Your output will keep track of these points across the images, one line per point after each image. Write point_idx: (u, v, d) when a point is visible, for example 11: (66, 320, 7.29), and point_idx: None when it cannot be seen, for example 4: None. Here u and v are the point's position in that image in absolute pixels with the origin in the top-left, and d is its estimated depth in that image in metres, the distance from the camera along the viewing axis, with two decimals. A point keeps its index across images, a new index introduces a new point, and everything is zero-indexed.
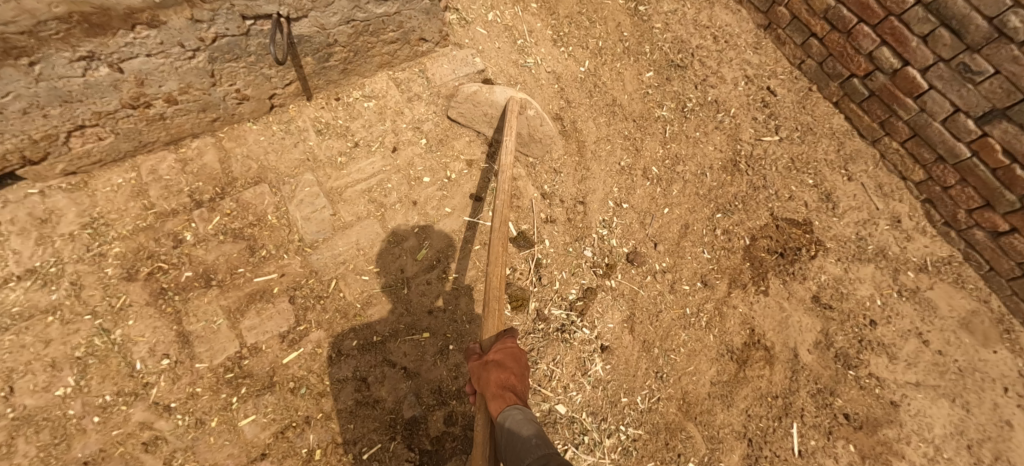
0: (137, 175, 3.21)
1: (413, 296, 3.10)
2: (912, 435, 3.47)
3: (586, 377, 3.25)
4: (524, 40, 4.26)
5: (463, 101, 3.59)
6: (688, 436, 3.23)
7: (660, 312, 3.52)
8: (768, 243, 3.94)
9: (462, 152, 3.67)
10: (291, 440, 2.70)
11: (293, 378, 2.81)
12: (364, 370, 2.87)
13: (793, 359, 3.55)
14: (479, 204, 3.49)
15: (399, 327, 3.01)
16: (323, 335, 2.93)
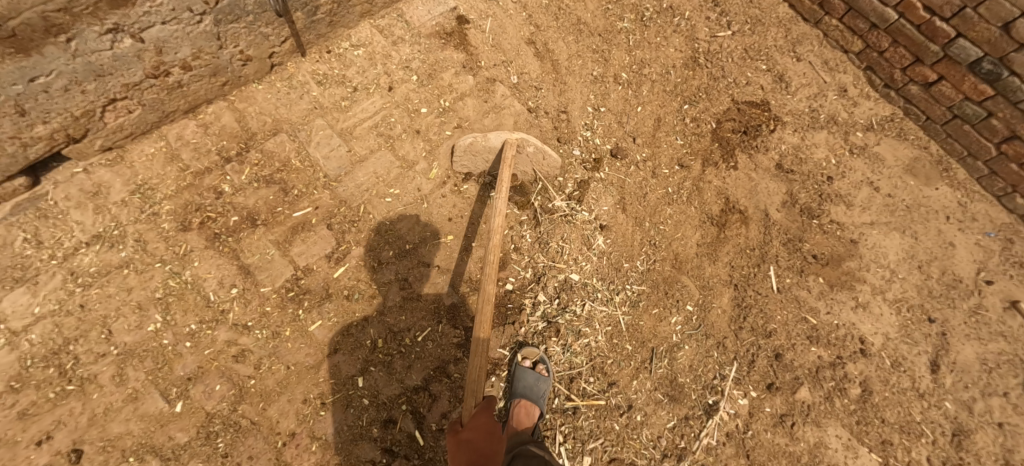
0: (166, 143, 3.55)
1: (433, 209, 3.57)
2: (871, 264, 4.08)
3: (593, 250, 3.80)
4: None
5: (462, 153, 3.57)
6: (684, 285, 3.81)
7: (647, 194, 4.05)
8: (733, 125, 4.43)
9: (451, 83, 4.07)
10: (357, 335, 3.20)
11: (346, 287, 3.30)
12: (405, 272, 3.37)
13: (763, 217, 4.12)
14: (474, 125, 3.96)
15: (426, 235, 3.48)
16: (362, 250, 3.40)
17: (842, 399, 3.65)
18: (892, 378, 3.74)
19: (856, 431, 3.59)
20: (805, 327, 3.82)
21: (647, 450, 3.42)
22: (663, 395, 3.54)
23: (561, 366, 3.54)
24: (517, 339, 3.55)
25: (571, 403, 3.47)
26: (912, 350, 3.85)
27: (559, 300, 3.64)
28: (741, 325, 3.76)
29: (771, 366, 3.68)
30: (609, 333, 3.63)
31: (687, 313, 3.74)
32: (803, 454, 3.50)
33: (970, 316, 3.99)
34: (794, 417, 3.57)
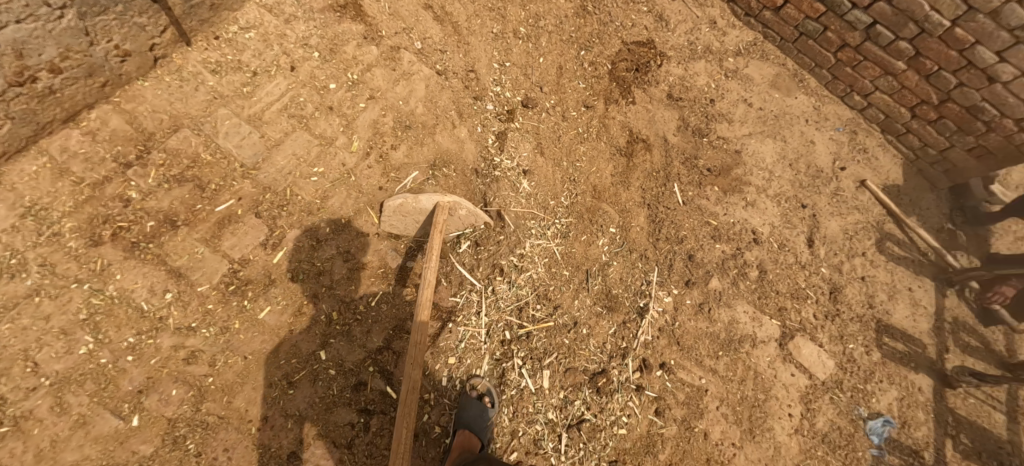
0: (49, 157, 3.23)
1: (363, 182, 3.86)
2: (753, 168, 4.80)
3: (522, 194, 4.30)
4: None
5: (392, 213, 3.71)
6: (604, 212, 4.43)
7: (560, 136, 4.55)
8: (626, 64, 4.85)
9: (356, 56, 4.04)
10: (311, 313, 3.48)
11: (287, 271, 3.52)
12: (345, 246, 3.68)
13: (663, 144, 4.72)
14: (388, 98, 4.08)
15: (360, 207, 3.81)
16: (297, 232, 3.61)
17: (745, 281, 4.49)
18: (778, 257, 4.61)
19: (757, 305, 4.44)
20: (709, 231, 4.57)
21: (597, 352, 4.05)
22: (601, 305, 4.19)
23: (510, 297, 4.08)
24: (468, 283, 4.08)
25: (525, 325, 4.04)
26: (790, 232, 4.71)
27: (499, 243, 4.18)
28: (658, 239, 4.46)
29: (685, 266, 4.43)
30: (547, 263, 4.22)
31: (611, 235, 4.39)
32: (718, 330, 4.30)
33: (831, 199, 4.86)
34: (709, 304, 4.35)
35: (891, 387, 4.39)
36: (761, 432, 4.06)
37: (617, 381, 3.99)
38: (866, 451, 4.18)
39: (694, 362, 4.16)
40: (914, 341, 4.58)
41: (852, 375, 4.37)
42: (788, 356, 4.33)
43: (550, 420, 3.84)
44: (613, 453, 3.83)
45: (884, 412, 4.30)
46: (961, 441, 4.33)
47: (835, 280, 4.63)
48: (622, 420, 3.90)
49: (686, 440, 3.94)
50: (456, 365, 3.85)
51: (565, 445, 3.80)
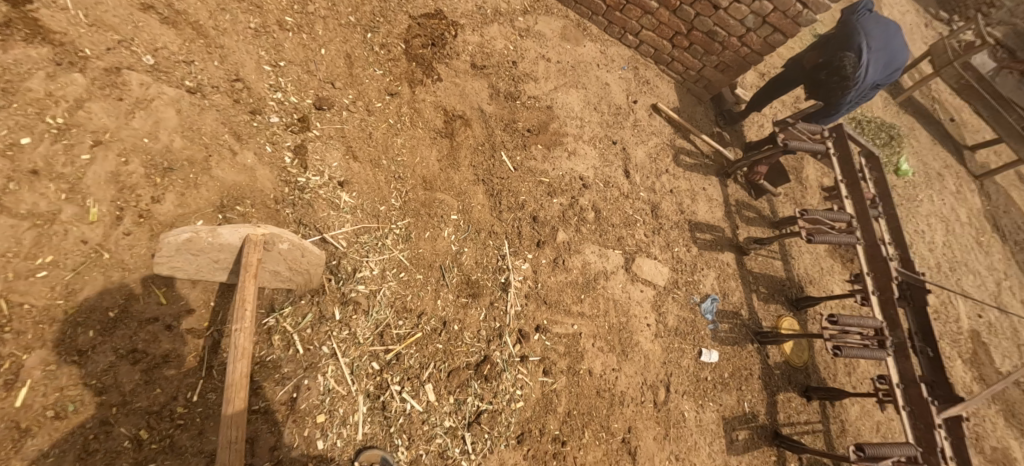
0: None
1: (125, 255, 3.33)
2: (566, 118, 5.16)
3: (344, 210, 4.14)
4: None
5: (175, 253, 3.28)
6: (441, 200, 4.53)
7: (372, 134, 4.41)
8: (420, 40, 4.82)
9: (54, 94, 3.30)
10: (108, 444, 3.07)
11: (47, 408, 2.99)
12: (127, 344, 3.25)
13: (481, 115, 4.85)
14: (121, 133, 3.45)
15: (127, 294, 3.31)
16: (45, 352, 3.05)
17: (585, 226, 4.96)
18: (604, 193, 5.11)
19: (601, 242, 4.97)
20: (543, 188, 4.90)
21: (474, 343, 4.27)
22: (465, 296, 4.37)
23: (367, 327, 3.98)
24: (318, 319, 3.85)
25: (392, 347, 4.00)
26: (610, 170, 5.21)
27: (342, 271, 4.01)
28: (502, 209, 4.71)
29: (532, 228, 4.77)
30: (395, 274, 4.19)
31: (455, 222, 4.52)
32: (574, 277, 4.79)
33: (635, 129, 5.44)
34: (562, 256, 4.80)
35: (712, 272, 5.32)
36: (632, 350, 4.77)
37: (502, 362, 4.29)
38: (706, 329, 5.13)
39: (564, 314, 4.65)
40: (716, 229, 5.49)
41: (683, 274, 5.20)
42: (633, 277, 4.99)
43: (448, 427, 3.97)
44: (518, 427, 4.18)
45: (709, 293, 5.26)
46: (764, 293, 5.50)
47: (653, 201, 5.28)
48: (516, 394, 4.25)
49: (574, 384, 4.48)
50: (327, 421, 3.65)
51: (472, 445, 3.99)
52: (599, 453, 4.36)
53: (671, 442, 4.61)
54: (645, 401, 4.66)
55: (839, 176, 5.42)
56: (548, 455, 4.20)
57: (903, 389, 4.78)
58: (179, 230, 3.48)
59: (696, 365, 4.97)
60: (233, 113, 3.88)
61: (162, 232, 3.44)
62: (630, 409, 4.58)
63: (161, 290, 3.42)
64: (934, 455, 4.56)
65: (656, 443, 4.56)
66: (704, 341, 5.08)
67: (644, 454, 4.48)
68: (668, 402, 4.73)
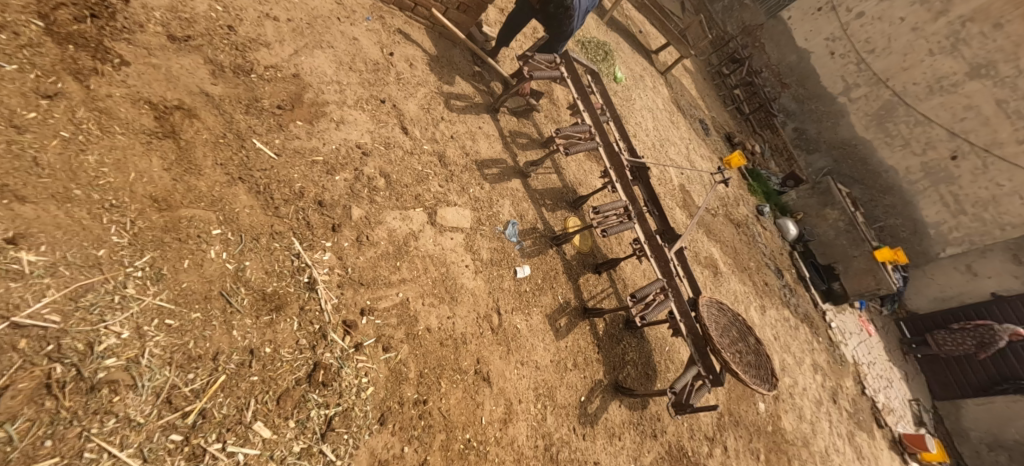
0: None
1: None
2: (321, 86, 4.90)
3: (33, 275, 3.23)
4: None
5: None
6: (190, 216, 3.84)
7: (37, 160, 3.45)
8: (70, 14, 3.91)
9: None
10: None
11: None
12: None
13: (207, 100, 4.24)
14: None
15: None
16: None
17: (378, 194, 4.81)
18: (388, 155, 5.02)
19: (399, 205, 4.91)
20: (320, 167, 4.57)
21: (296, 356, 3.91)
22: (266, 314, 3.90)
23: (144, 400, 3.30)
24: (55, 422, 3.07)
25: (191, 406, 3.41)
26: (388, 130, 5.15)
27: (71, 352, 3.20)
28: (276, 204, 4.24)
29: (322, 215, 4.43)
30: (159, 325, 3.48)
31: (220, 237, 3.91)
32: (384, 247, 4.67)
33: (399, 82, 5.48)
34: (364, 232, 4.60)
35: (506, 200, 5.79)
36: (460, 293, 4.97)
37: (338, 361, 4.06)
38: (515, 250, 5.61)
39: (385, 286, 4.55)
40: (499, 162, 5.96)
41: (481, 210, 5.52)
42: (440, 228, 5.10)
43: (299, 450, 3.68)
44: (377, 411, 4.10)
45: (508, 219, 5.71)
46: (550, 205, 6.23)
47: (439, 150, 5.46)
48: (363, 384, 4.11)
49: (418, 346, 4.51)
50: None
51: (334, 451, 3.79)
52: (459, 393, 4.58)
53: (515, 355, 5.09)
54: (484, 331, 4.98)
55: (575, 94, 6.12)
56: (414, 420, 4.24)
57: (648, 242, 6.03)
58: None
59: (516, 283, 5.46)
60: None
61: None
62: (473, 344, 4.85)
63: None
64: (672, 278, 5.82)
65: (503, 361, 4.98)
66: (517, 261, 5.58)
67: (496, 375, 4.87)
68: (503, 324, 5.15)
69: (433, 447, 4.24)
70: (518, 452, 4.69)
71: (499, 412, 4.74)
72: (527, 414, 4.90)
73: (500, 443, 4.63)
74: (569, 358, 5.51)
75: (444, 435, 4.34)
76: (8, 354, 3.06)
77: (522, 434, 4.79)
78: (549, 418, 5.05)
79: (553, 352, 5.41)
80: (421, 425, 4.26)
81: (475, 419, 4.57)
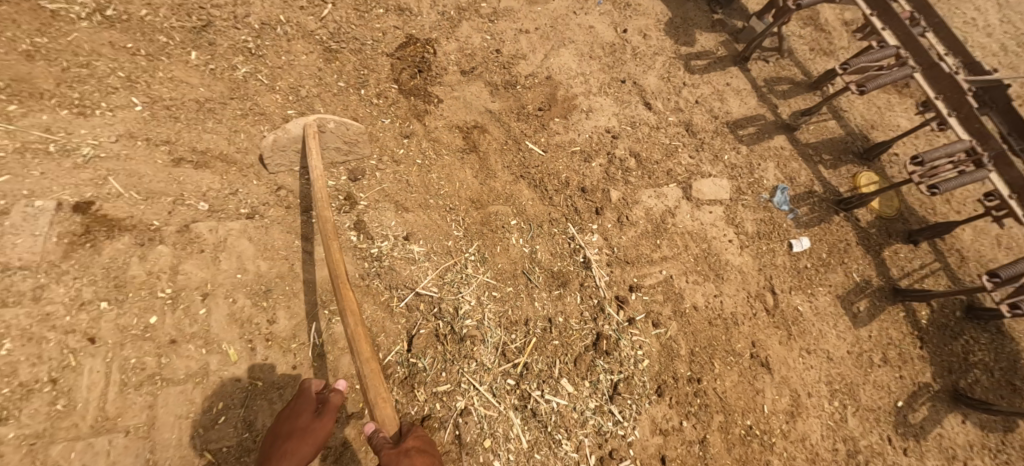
0: None
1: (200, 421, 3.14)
2: (574, 83, 5.11)
3: (421, 260, 4.15)
4: (7, 104, 3.28)
5: (272, 152, 3.82)
6: (497, 212, 4.50)
7: (408, 183, 4.37)
8: (408, 57, 4.57)
9: (138, 273, 3.25)
10: None
11: None
12: None
13: (490, 116, 4.72)
14: (179, 294, 3.31)
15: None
16: None
17: (631, 174, 4.96)
18: (636, 134, 5.13)
19: (652, 183, 4.98)
20: (578, 156, 4.90)
21: (584, 326, 4.28)
22: (557, 288, 4.37)
23: (489, 352, 3.99)
24: (447, 360, 3.91)
25: (518, 359, 4.03)
26: (632, 109, 5.23)
27: (447, 314, 4.03)
28: (551, 195, 4.70)
29: (586, 200, 4.76)
30: (488, 296, 4.19)
31: (516, 227, 4.50)
32: (643, 226, 4.79)
33: (636, 59, 5.43)
34: (625, 212, 4.79)
35: (769, 162, 5.27)
36: (725, 271, 4.77)
37: (615, 332, 4.29)
38: (788, 221, 5.05)
39: (648, 263, 4.66)
40: (759, 118, 5.47)
41: (742, 178, 5.17)
42: (695, 203, 4.98)
43: (593, 406, 4.00)
44: (653, 381, 4.21)
45: (775, 185, 5.19)
46: (829, 159, 5.38)
47: (686, 120, 5.32)
48: (640, 355, 4.26)
49: (686, 325, 4.49)
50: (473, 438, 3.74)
51: (621, 413, 4.03)
52: (735, 376, 4.37)
53: (799, 340, 4.59)
54: (756, 313, 4.65)
55: (866, 9, 4.85)
56: (690, 397, 4.21)
57: (1015, 195, 4.23)
58: (260, 371, 3.37)
59: (791, 258, 4.91)
60: (270, 229, 3.75)
61: (289, 344, 3.50)
62: (745, 326, 4.58)
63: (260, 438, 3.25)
64: None
65: (784, 347, 4.54)
66: (790, 232, 5.02)
67: (776, 361, 4.48)
68: (779, 304, 4.71)
69: (712, 426, 4.16)
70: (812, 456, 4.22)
71: (786, 404, 4.35)
72: (819, 409, 4.36)
73: (790, 441, 4.24)
74: (874, 349, 4.64)
75: (723, 417, 4.21)
76: (415, 313, 4.01)
77: (817, 434, 4.28)
78: (853, 420, 4.37)
79: (851, 342, 4.65)
80: (698, 404, 4.21)
81: (756, 407, 4.29)
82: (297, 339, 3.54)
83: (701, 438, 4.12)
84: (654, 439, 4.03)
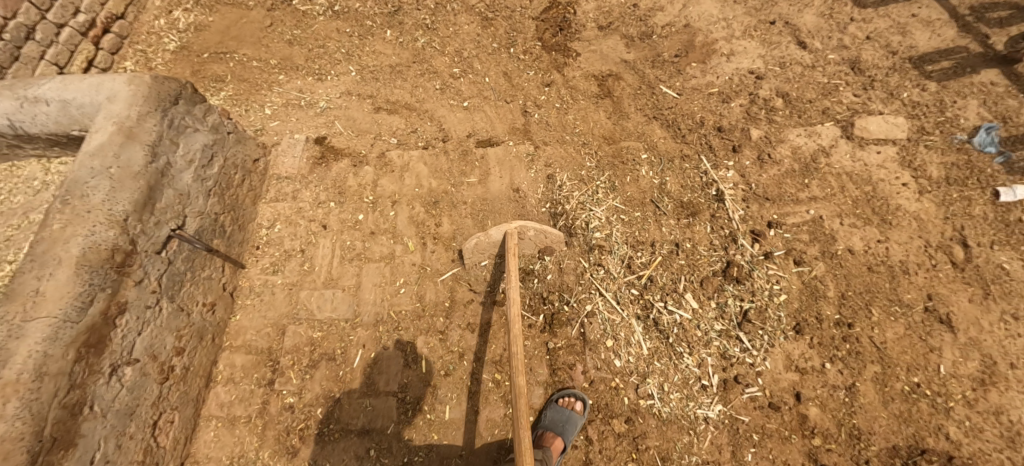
0: (195, 458, 3.49)
1: (373, 291, 3.96)
2: (711, 29, 5.01)
3: (555, 182, 4.23)
4: (280, 75, 5.25)
5: (472, 253, 3.87)
6: (628, 147, 4.40)
7: (547, 121, 4.66)
8: (549, 25, 5.24)
9: (337, 178, 4.50)
10: (390, 437, 3.51)
11: (357, 432, 3.53)
12: (397, 378, 3.66)
13: (626, 66, 4.93)
14: (357, 197, 4.38)
15: (384, 333, 3.81)
16: (332, 387, 3.66)
17: (777, 114, 4.43)
18: (785, 74, 4.64)
19: (804, 122, 4.37)
20: (715, 97, 4.60)
21: (712, 253, 3.82)
22: (685, 217, 3.98)
23: (615, 263, 3.79)
24: (576, 265, 3.82)
25: (642, 272, 3.76)
26: (782, 50, 4.80)
27: (577, 228, 3.96)
28: (683, 133, 4.43)
29: (722, 139, 4.36)
30: (617, 217, 3.99)
31: (647, 160, 4.29)
32: (789, 165, 4.18)
33: None
34: (766, 151, 4.25)
35: (970, 98, 4.40)
36: (894, 216, 3.94)
37: (747, 263, 3.79)
38: (995, 165, 4.09)
39: (793, 203, 4.03)
40: (957, 52, 4.64)
41: (926, 117, 4.33)
42: (862, 143, 4.23)
43: (718, 328, 3.59)
44: (792, 319, 3.64)
45: (977, 126, 4.26)
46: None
47: (853, 57, 4.68)
48: (776, 289, 3.71)
49: (838, 267, 3.79)
50: (616, 344, 3.56)
51: (750, 341, 3.56)
52: (902, 329, 3.60)
53: (1001, 302, 3.64)
54: (939, 264, 3.77)
55: None
56: (837, 340, 3.58)
57: None
58: (404, 262, 4.06)
59: (998, 209, 3.94)
60: (435, 157, 4.52)
61: (451, 242, 4.11)
62: (922, 277, 3.74)
63: (419, 311, 3.87)
64: None
65: (978, 307, 3.63)
66: (999, 178, 4.04)
67: (964, 321, 3.59)
68: (973, 259, 3.79)
69: (865, 375, 3.48)
70: (1012, 436, 3.31)
71: (976, 370, 3.47)
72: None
73: (977, 412, 3.37)
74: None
75: (881, 369, 3.49)
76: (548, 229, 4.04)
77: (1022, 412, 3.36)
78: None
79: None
80: (848, 349, 3.55)
81: (929, 365, 3.49)
82: (438, 241, 4.12)
83: (849, 384, 3.47)
84: (788, 374, 3.51)
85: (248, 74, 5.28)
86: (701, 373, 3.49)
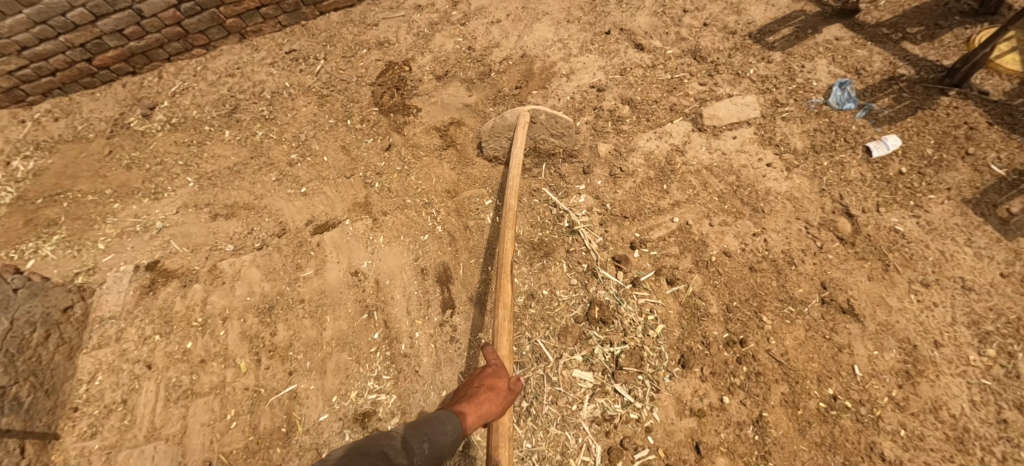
0: None
1: (202, 435, 3.38)
2: (548, 52, 4.72)
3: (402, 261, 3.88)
4: (115, 204, 4.44)
5: (489, 136, 4.12)
6: (472, 196, 4.13)
7: (389, 189, 4.25)
8: (386, 87, 4.92)
9: (162, 305, 3.90)
10: None
11: None
12: None
13: (468, 110, 4.60)
14: (184, 323, 3.80)
15: None
16: None
17: (624, 122, 4.06)
18: (627, 80, 4.31)
19: (653, 125, 4.00)
20: None
21: (572, 294, 3.30)
22: (538, 260, 3.47)
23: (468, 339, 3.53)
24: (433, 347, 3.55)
25: None
26: (621, 57, 4.49)
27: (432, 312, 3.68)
28: (529, 166, 3.96)
29: (572, 163, 3.92)
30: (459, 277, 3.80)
31: (492, 206, 4.06)
32: (644, 174, 3.76)
33: (621, 6, 4.79)
34: (617, 165, 3.83)
35: (818, 58, 4.09)
36: (766, 202, 3.49)
37: (614, 298, 3.25)
38: (859, 120, 3.74)
39: (655, 214, 3.56)
40: (794, 16, 4.36)
41: (777, 89, 4.00)
42: (716, 131, 3.87)
43: (589, 387, 3.00)
44: (676, 350, 3.05)
45: (831, 84, 3.94)
46: (920, 30, 4.08)
47: (692, 47, 4.38)
48: (651, 321, 3.15)
49: (716, 275, 3.27)
50: None
51: (630, 392, 2.96)
52: (801, 331, 3.02)
53: (904, 271, 3.13)
54: (826, 244, 3.28)
55: None
56: (731, 365, 2.97)
57: None
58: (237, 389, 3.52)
59: (875, 167, 3.53)
60: (268, 258, 4.02)
61: (287, 353, 3.61)
62: (810, 264, 3.23)
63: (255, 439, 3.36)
64: None
65: (880, 284, 3.11)
66: (866, 133, 3.67)
67: (868, 304, 3.05)
68: (862, 229, 3.31)
69: (771, 402, 2.85)
70: (958, 435, 2.69)
71: (897, 361, 2.88)
72: (959, 364, 2.84)
73: (911, 414, 2.75)
74: None
75: (789, 388, 2.87)
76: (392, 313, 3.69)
77: (962, 401, 2.76)
78: None
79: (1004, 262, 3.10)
80: (746, 372, 2.94)
81: (842, 369, 2.89)
82: (274, 358, 3.61)
83: (756, 417, 2.82)
84: (684, 422, 2.86)
85: (82, 209, 4.41)
86: (579, 447, 2.86)
